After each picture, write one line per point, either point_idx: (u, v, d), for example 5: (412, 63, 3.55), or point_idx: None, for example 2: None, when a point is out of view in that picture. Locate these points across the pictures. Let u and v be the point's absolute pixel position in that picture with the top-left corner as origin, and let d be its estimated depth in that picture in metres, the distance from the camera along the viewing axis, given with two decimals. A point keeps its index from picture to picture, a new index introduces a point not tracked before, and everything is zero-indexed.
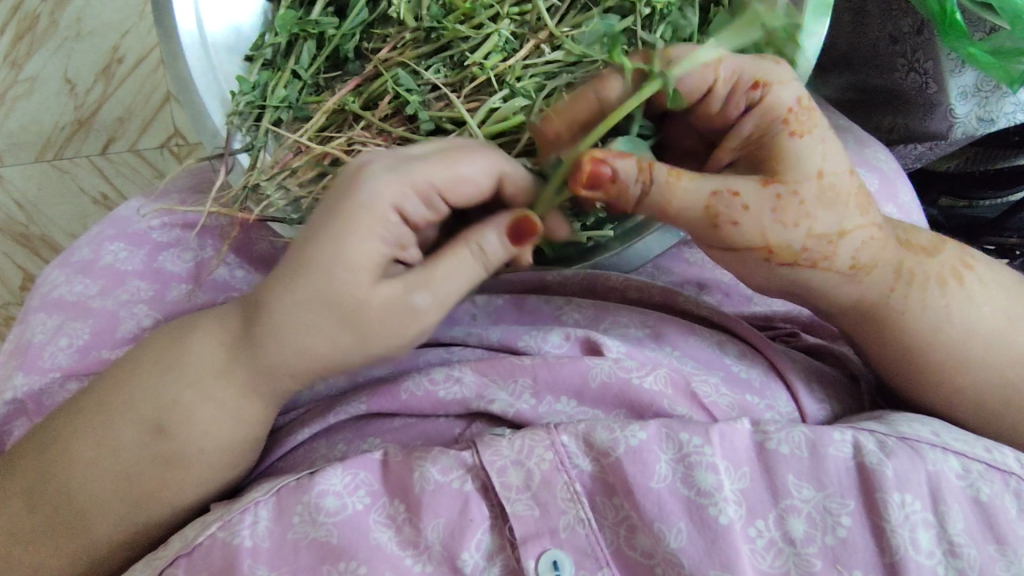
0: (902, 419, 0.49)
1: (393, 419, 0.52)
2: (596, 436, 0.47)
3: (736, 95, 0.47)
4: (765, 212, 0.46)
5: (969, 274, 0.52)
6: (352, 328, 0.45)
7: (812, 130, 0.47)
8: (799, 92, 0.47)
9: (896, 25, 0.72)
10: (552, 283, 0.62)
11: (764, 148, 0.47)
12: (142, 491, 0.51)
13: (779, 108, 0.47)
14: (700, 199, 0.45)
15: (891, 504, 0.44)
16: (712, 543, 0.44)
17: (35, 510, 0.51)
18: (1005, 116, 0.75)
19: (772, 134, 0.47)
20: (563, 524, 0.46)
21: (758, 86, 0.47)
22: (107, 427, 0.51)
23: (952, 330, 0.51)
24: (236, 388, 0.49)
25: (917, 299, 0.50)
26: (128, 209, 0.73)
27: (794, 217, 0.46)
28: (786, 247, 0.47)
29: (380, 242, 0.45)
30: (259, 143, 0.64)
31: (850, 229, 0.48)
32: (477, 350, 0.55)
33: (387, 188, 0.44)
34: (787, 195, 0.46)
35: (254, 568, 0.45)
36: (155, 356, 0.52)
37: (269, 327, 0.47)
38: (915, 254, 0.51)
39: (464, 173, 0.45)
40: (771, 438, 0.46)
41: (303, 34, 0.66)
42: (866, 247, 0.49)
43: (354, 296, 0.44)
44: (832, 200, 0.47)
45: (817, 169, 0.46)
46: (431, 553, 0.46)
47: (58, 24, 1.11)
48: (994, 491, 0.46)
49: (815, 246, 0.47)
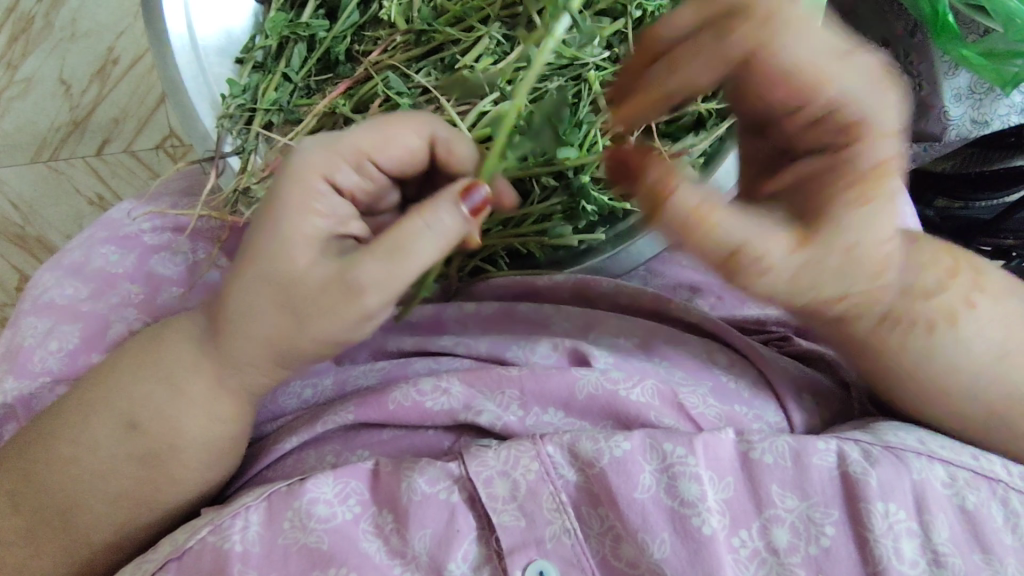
0: (887, 427, 0.49)
1: (382, 430, 0.53)
2: (580, 447, 0.47)
3: (827, 126, 0.39)
4: (783, 278, 0.40)
5: (967, 312, 0.48)
6: (294, 308, 0.44)
7: (876, 195, 0.40)
8: (886, 154, 0.39)
9: (889, 28, 0.72)
10: (542, 289, 0.61)
11: (810, 196, 0.40)
12: (120, 488, 0.51)
13: (859, 163, 0.39)
14: (726, 246, 0.39)
15: (875, 513, 0.44)
16: (695, 553, 0.44)
17: (17, 510, 0.52)
18: (998, 119, 0.74)
19: (823, 187, 0.40)
20: (549, 534, 0.46)
21: (852, 128, 0.39)
22: (86, 425, 0.51)
23: (933, 366, 0.48)
24: (208, 384, 0.50)
25: (899, 341, 0.47)
26: (119, 211, 0.73)
27: (804, 283, 0.41)
28: (788, 302, 0.43)
29: (316, 217, 0.45)
30: (249, 147, 0.64)
31: (852, 292, 0.44)
32: (465, 360, 0.55)
33: (317, 160, 0.46)
34: (811, 262, 0.40)
35: (244, 573, 0.45)
36: (133, 355, 0.52)
37: (226, 315, 0.47)
38: (913, 297, 0.47)
39: (393, 140, 0.48)
40: (755, 447, 0.46)
41: (293, 36, 0.66)
42: (863, 301, 0.45)
43: (291, 274, 0.44)
44: (852, 267, 0.42)
45: (851, 243, 0.41)
46: (419, 563, 0.46)
47: (53, 25, 1.12)
48: (979, 499, 0.45)
49: (818, 302, 0.43)
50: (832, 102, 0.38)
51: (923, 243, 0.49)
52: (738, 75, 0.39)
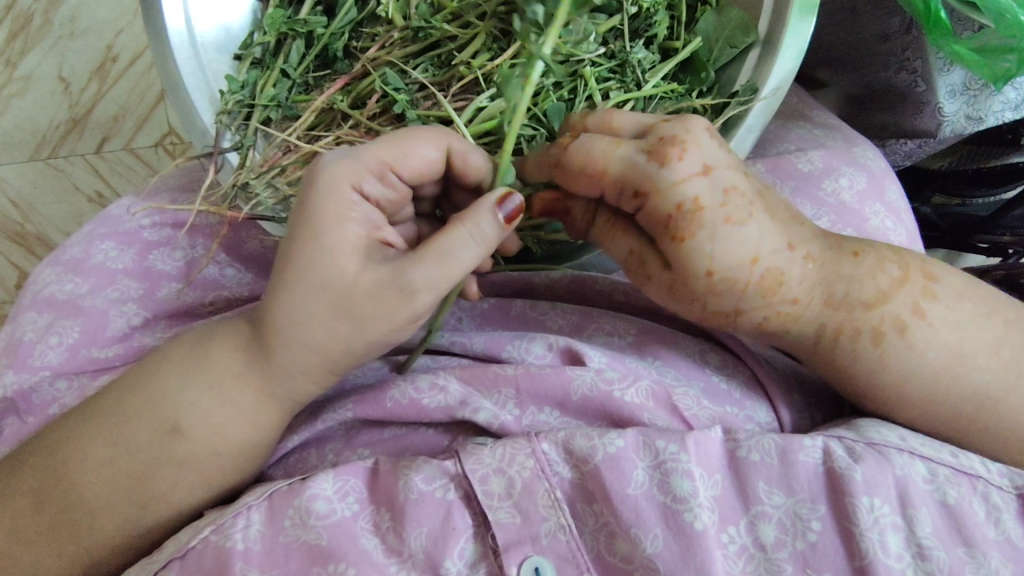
0: (870, 424, 0.50)
1: (382, 429, 0.53)
2: (575, 444, 0.47)
3: (625, 195, 0.46)
4: (661, 287, 0.49)
5: (916, 322, 0.49)
6: (348, 312, 0.46)
7: (698, 231, 0.45)
8: (683, 197, 0.45)
9: (886, 24, 0.72)
10: (539, 286, 0.62)
11: (658, 238, 0.47)
12: (154, 490, 0.51)
13: (662, 212, 0.45)
14: (619, 254, 0.50)
15: (861, 508, 0.44)
16: (687, 548, 0.44)
17: (40, 509, 0.51)
18: (994, 116, 0.74)
19: (660, 233, 0.46)
20: (544, 531, 0.46)
21: (640, 193, 0.46)
22: (126, 429, 0.51)
23: (887, 374, 0.50)
24: (257, 393, 0.50)
25: (848, 351, 0.50)
26: (118, 208, 0.73)
27: (687, 299, 0.48)
28: (686, 314, 0.50)
29: (357, 227, 0.46)
30: (248, 142, 0.64)
31: (747, 309, 0.49)
32: (462, 359, 0.56)
33: (345, 171, 0.47)
34: (678, 284, 0.48)
35: (245, 571, 0.46)
36: (178, 359, 0.53)
37: (275, 323, 0.48)
38: (845, 311, 0.49)
39: (412, 153, 0.48)
40: (742, 446, 0.47)
41: (291, 33, 0.66)
42: (774, 318, 0.50)
43: (342, 279, 0.46)
44: (723, 291, 0.47)
45: (705, 270, 0.46)
46: (415, 561, 0.46)
47: (52, 23, 1.13)
48: (961, 495, 0.46)
49: (713, 318, 0.50)
50: (616, 180, 0.46)
51: (866, 255, 0.50)
52: (554, 176, 0.48)
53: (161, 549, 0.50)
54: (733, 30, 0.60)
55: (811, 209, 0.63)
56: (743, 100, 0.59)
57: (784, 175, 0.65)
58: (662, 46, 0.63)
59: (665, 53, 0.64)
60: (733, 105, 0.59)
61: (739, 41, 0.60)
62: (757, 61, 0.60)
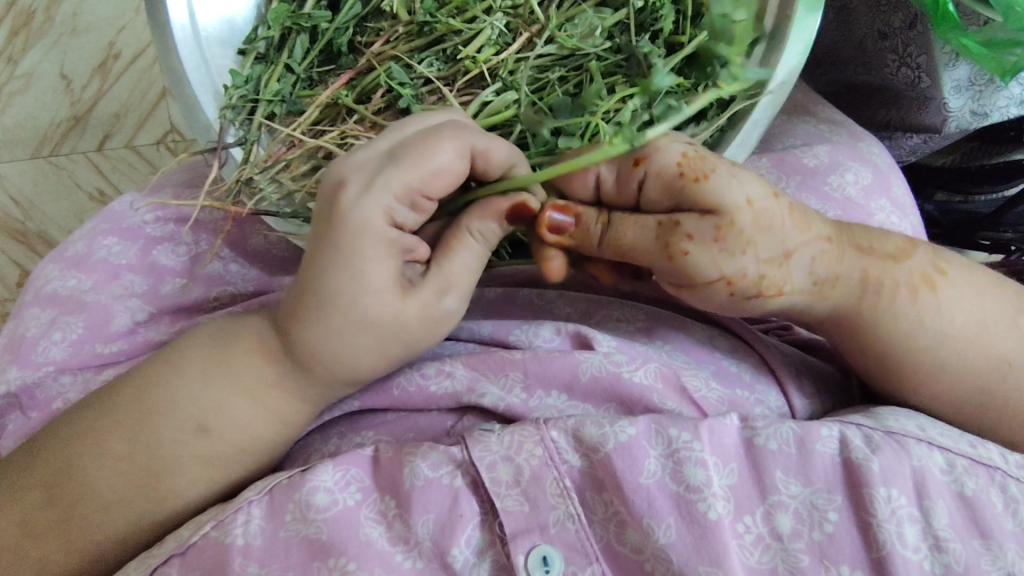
0: (890, 413, 0.49)
1: (386, 413, 0.53)
2: (585, 432, 0.47)
3: (624, 174, 0.47)
4: (707, 244, 0.45)
5: (941, 279, 0.50)
6: (394, 338, 0.47)
7: (714, 168, 0.46)
8: (681, 147, 0.46)
9: (886, 20, 0.75)
10: (545, 277, 0.61)
11: (679, 193, 0.46)
12: (171, 486, 0.50)
13: (668, 167, 0.46)
14: (648, 233, 0.46)
15: (878, 498, 0.44)
16: (700, 539, 0.44)
17: (55, 503, 0.51)
18: (999, 111, 0.78)
19: (680, 186, 0.45)
20: (552, 520, 0.46)
21: (639, 162, 0.46)
22: (149, 426, 0.50)
23: (925, 334, 0.50)
24: (284, 393, 0.50)
25: (887, 305, 0.49)
26: (122, 203, 0.73)
27: (736, 248, 0.45)
28: (742, 276, 0.46)
29: (391, 259, 0.46)
30: (252, 137, 0.64)
31: (794, 250, 0.47)
32: (468, 344, 0.55)
33: (374, 208, 0.45)
34: (725, 225, 0.45)
35: (246, 565, 0.46)
36: (200, 356, 0.51)
37: (310, 350, 0.47)
38: (876, 260, 0.50)
39: (437, 171, 0.45)
40: (759, 434, 0.46)
41: (295, 27, 0.66)
42: (819, 262, 0.49)
43: (385, 313, 0.46)
44: (767, 225, 0.46)
45: (743, 199, 0.46)
46: (422, 550, 0.46)
47: (53, 20, 1.13)
48: (978, 486, 0.46)
49: (769, 271, 0.47)
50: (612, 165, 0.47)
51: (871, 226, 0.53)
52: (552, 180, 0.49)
53: (162, 543, 0.49)
54: (740, 25, 0.59)
55: (818, 203, 0.63)
56: (749, 94, 0.59)
57: (789, 170, 0.65)
58: (668, 40, 0.62)
59: (671, 47, 0.63)
60: (741, 100, 0.59)
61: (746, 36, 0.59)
62: (764, 55, 0.59)
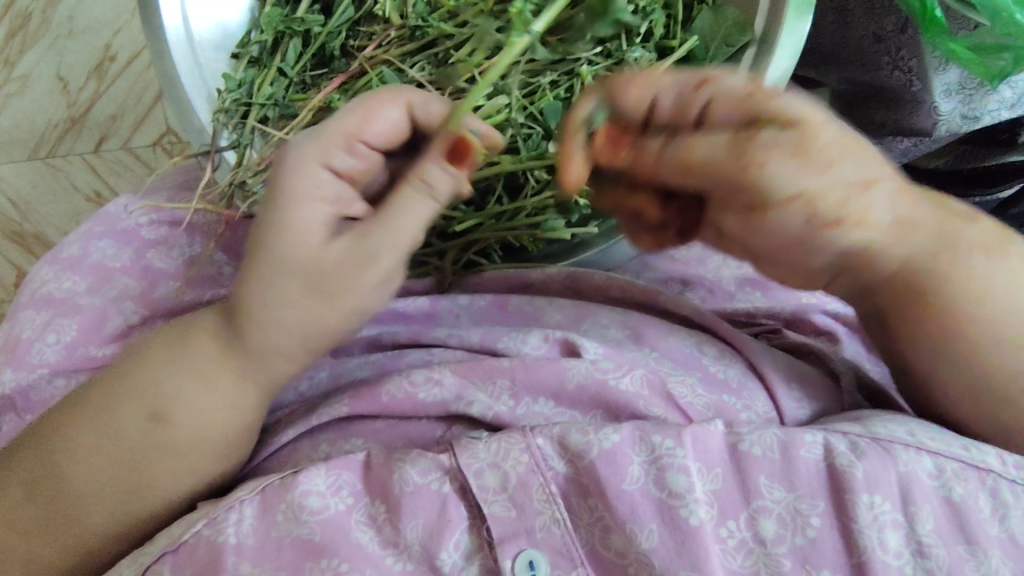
0: (880, 420, 0.49)
1: (375, 420, 0.53)
2: (570, 439, 0.47)
3: (687, 95, 0.45)
4: (788, 154, 0.44)
5: (1010, 243, 0.50)
6: (321, 287, 0.45)
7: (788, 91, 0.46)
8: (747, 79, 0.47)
9: (880, 24, 0.75)
10: (535, 282, 0.61)
11: (756, 106, 0.45)
12: (142, 475, 0.51)
13: (739, 87, 0.45)
14: (718, 144, 0.44)
15: (860, 504, 0.45)
16: (683, 544, 0.44)
17: (33, 500, 0.51)
18: (989, 114, 0.76)
19: (758, 102, 0.44)
20: (539, 524, 0.46)
21: (705, 84, 0.45)
22: (112, 414, 0.51)
23: (997, 296, 0.48)
24: (229, 370, 0.50)
25: (958, 259, 0.49)
26: (117, 206, 0.73)
27: (819, 160, 0.44)
28: (823, 197, 0.45)
29: (322, 206, 0.45)
30: (246, 141, 0.64)
31: (873, 181, 0.46)
32: (457, 352, 0.56)
33: (312, 150, 0.46)
34: (807, 137, 0.44)
35: (237, 566, 0.46)
36: (159, 346, 0.52)
37: (248, 309, 0.47)
38: (949, 214, 0.50)
39: (376, 114, 0.47)
40: (743, 439, 0.47)
41: (288, 31, 0.66)
42: (895, 202, 0.48)
43: (312, 259, 0.44)
44: (848, 149, 0.46)
45: (826, 121, 0.45)
46: (411, 553, 0.46)
47: (50, 22, 1.13)
48: (967, 491, 0.46)
49: (849, 195, 0.45)
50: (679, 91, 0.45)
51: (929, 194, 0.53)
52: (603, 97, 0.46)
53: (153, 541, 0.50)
54: (729, 29, 0.60)
55: None
56: None
57: None
58: (658, 45, 0.62)
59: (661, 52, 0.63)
60: None
61: (735, 40, 0.59)
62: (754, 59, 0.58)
